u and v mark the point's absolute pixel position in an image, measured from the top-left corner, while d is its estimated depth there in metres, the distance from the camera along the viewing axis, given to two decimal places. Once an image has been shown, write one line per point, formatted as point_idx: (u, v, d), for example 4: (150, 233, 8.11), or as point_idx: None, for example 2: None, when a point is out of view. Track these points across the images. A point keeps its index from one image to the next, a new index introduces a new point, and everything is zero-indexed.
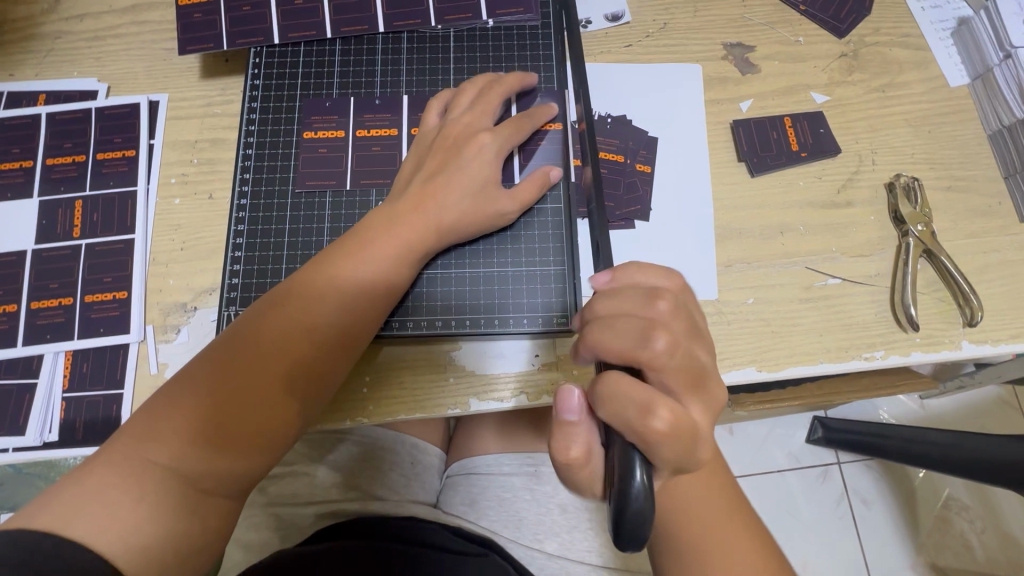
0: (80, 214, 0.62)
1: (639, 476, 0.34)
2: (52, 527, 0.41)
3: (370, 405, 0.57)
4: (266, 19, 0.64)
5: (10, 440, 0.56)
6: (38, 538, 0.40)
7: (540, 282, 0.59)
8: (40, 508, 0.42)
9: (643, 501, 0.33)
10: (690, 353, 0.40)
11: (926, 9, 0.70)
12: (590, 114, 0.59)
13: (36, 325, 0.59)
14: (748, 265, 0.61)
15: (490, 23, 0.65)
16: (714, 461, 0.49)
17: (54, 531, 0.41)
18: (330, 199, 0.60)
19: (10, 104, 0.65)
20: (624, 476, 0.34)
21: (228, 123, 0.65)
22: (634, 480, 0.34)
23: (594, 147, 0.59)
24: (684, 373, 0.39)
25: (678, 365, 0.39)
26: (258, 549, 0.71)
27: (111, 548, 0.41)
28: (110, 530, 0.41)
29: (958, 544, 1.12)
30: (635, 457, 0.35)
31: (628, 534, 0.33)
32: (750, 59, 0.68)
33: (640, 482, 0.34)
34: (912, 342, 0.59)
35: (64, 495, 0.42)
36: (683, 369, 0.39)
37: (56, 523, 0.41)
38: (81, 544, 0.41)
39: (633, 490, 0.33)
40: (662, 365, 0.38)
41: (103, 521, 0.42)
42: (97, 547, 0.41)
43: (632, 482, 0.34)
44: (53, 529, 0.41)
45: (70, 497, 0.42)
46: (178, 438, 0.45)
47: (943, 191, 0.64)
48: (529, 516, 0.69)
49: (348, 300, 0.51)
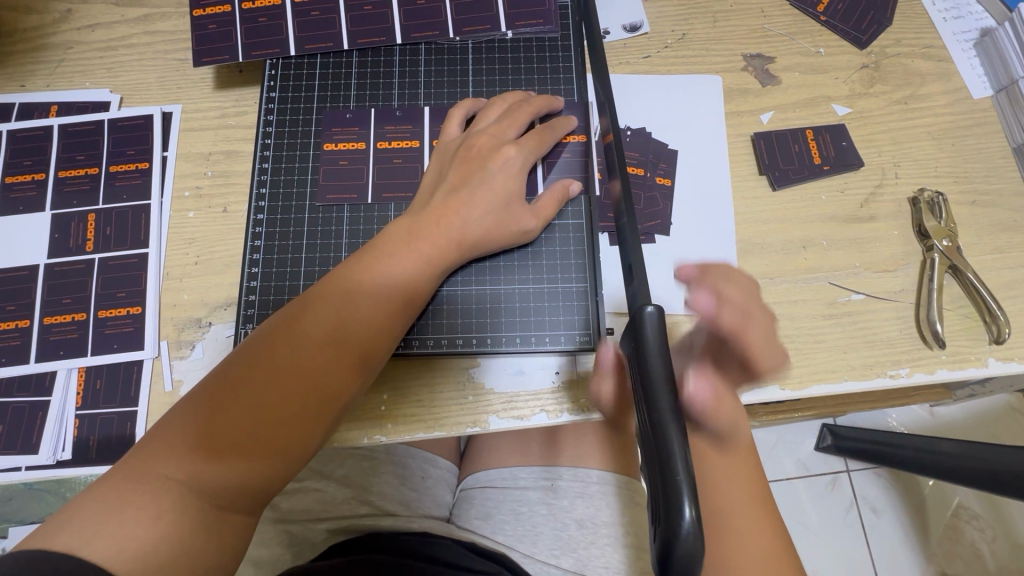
0: (93, 228, 0.61)
1: (689, 512, 0.29)
2: (69, 548, 0.39)
3: (389, 423, 0.56)
4: (282, 30, 0.63)
5: (23, 458, 0.55)
6: (56, 559, 0.39)
7: (561, 299, 0.58)
8: (58, 527, 0.41)
9: (694, 540, 0.29)
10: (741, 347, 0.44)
11: (948, 20, 0.70)
12: (616, 123, 0.46)
13: (49, 341, 0.58)
14: (770, 280, 0.60)
15: (509, 35, 0.64)
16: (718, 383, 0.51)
17: (71, 552, 0.39)
18: (348, 214, 0.59)
19: (22, 115, 0.65)
20: (673, 512, 0.29)
21: (243, 135, 0.64)
22: (683, 516, 0.29)
23: (623, 160, 0.46)
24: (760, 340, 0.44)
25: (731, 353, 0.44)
26: (269, 566, 0.70)
27: (130, 570, 0.40)
28: (128, 550, 0.40)
29: (971, 555, 1.11)
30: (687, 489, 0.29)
31: (680, 571, 0.29)
32: (770, 70, 0.67)
33: (691, 518, 0.29)
34: (937, 359, 0.58)
35: (82, 514, 0.41)
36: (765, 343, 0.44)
37: (76, 544, 0.40)
38: (99, 567, 0.39)
39: (682, 529, 0.29)
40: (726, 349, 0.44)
41: (124, 541, 0.41)
42: (114, 570, 0.39)
43: (683, 522, 0.29)
44: (72, 550, 0.39)
45: (88, 516, 0.41)
46: (196, 455, 0.44)
47: (967, 206, 0.63)
48: (546, 531, 0.68)
49: (366, 315, 0.50)
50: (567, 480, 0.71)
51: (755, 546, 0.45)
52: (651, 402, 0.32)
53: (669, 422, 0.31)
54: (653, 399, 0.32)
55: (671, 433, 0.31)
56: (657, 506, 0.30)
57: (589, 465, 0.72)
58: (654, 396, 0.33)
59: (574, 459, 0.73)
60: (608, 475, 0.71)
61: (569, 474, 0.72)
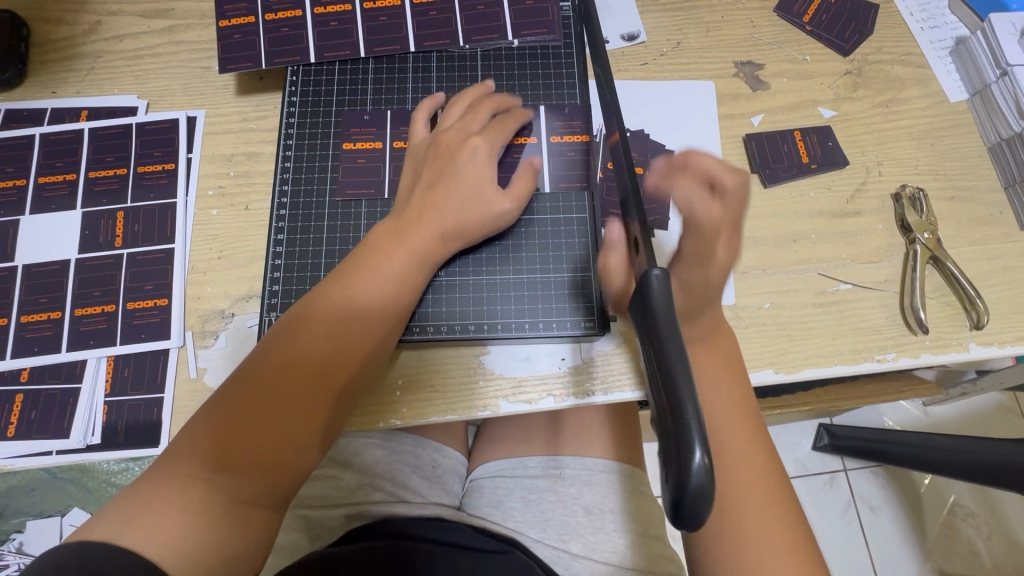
0: (122, 225, 0.64)
1: (699, 455, 0.30)
2: (107, 540, 0.42)
3: (404, 407, 0.59)
4: (302, 39, 0.67)
5: (54, 443, 0.58)
6: (96, 547, 0.42)
7: (566, 288, 0.61)
8: (96, 520, 0.44)
9: (704, 479, 0.30)
10: (728, 259, 0.48)
11: (925, 29, 0.74)
12: (623, 123, 0.46)
13: (79, 332, 0.61)
14: (763, 272, 0.64)
15: (516, 43, 0.68)
16: (738, 388, 0.52)
17: (110, 541, 0.42)
18: (366, 209, 0.63)
19: (54, 120, 0.68)
20: (685, 452, 0.30)
21: (264, 137, 0.68)
22: (693, 458, 0.30)
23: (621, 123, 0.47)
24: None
25: (726, 204, 0.47)
26: (287, 551, 0.72)
27: (162, 557, 0.43)
28: (160, 539, 0.43)
29: (966, 551, 1.13)
30: (698, 433, 0.31)
31: (687, 514, 0.30)
32: (760, 76, 0.72)
33: (702, 461, 0.30)
34: (921, 344, 0.62)
35: (117, 512, 0.44)
36: (717, 268, 0.48)
37: (113, 534, 0.43)
38: (135, 553, 0.42)
39: (693, 470, 0.30)
40: (713, 203, 0.47)
41: (155, 531, 0.43)
42: (149, 556, 0.42)
43: (694, 468, 0.30)
44: (109, 540, 0.42)
45: (121, 512, 0.44)
46: (213, 448, 0.47)
47: (947, 201, 0.67)
48: (555, 517, 0.71)
49: (357, 305, 0.53)
50: (573, 469, 0.74)
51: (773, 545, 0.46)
52: (660, 350, 0.34)
53: (680, 371, 0.33)
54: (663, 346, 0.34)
55: (680, 383, 0.32)
56: (666, 450, 0.32)
57: (594, 453, 0.75)
58: (664, 343, 0.34)
59: (579, 448, 0.76)
60: (612, 463, 0.74)
61: (575, 464, 0.74)
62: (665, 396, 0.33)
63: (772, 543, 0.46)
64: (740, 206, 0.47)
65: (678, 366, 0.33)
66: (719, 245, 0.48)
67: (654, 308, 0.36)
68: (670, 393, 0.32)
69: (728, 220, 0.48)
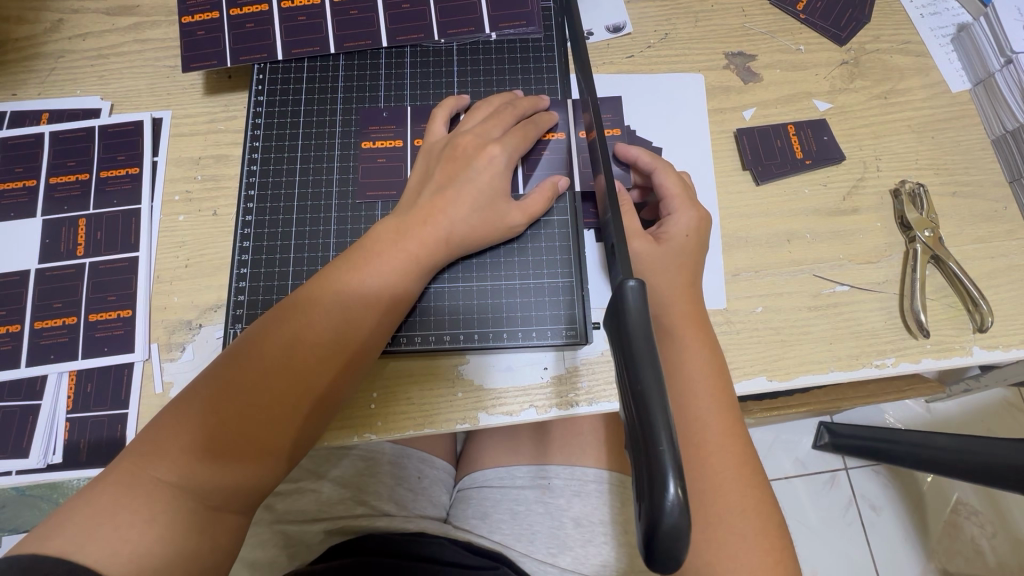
0: (84, 233, 0.62)
1: (673, 489, 0.28)
2: (63, 553, 0.39)
3: (378, 422, 0.56)
4: (269, 35, 0.64)
5: (14, 462, 0.56)
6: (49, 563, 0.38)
7: (547, 295, 0.58)
8: (51, 531, 0.40)
9: (679, 515, 0.28)
10: (695, 230, 0.56)
11: (925, 16, 0.71)
12: (600, 120, 0.43)
13: (40, 345, 0.58)
14: (756, 274, 0.61)
15: (494, 36, 0.65)
16: (729, 400, 0.50)
17: (65, 557, 0.38)
18: (336, 214, 0.60)
19: (13, 123, 0.65)
20: (658, 482, 0.28)
21: (233, 139, 0.65)
22: (666, 492, 0.28)
23: (600, 110, 0.45)
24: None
25: (676, 183, 0.58)
26: (265, 568, 0.70)
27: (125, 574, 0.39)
28: (122, 554, 0.40)
29: (971, 551, 1.10)
30: (671, 464, 0.28)
31: (661, 552, 0.28)
32: (752, 68, 0.68)
33: (675, 495, 0.28)
34: (922, 348, 0.59)
35: (75, 517, 0.40)
36: (691, 245, 0.56)
37: (69, 548, 0.39)
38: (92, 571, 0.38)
39: (666, 505, 0.28)
40: (666, 184, 0.57)
41: (117, 546, 0.40)
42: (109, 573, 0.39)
43: (666, 503, 0.28)
44: (65, 555, 0.38)
45: (82, 520, 0.40)
46: (186, 455, 0.43)
47: (948, 197, 0.64)
48: (543, 530, 0.68)
49: (356, 316, 0.50)
50: (562, 479, 0.71)
51: (754, 559, 0.45)
52: (632, 368, 0.32)
53: (653, 393, 0.30)
54: (635, 364, 0.32)
55: (652, 406, 0.30)
56: (640, 481, 0.29)
57: (585, 463, 0.72)
58: (637, 361, 0.32)
59: (567, 457, 0.73)
60: (603, 473, 0.71)
61: (564, 474, 0.71)
62: (638, 422, 0.30)
63: (751, 561, 0.45)
64: (682, 179, 0.59)
65: (652, 387, 0.31)
66: (673, 219, 0.56)
67: (628, 322, 0.34)
68: (643, 418, 0.30)
69: (684, 194, 0.57)
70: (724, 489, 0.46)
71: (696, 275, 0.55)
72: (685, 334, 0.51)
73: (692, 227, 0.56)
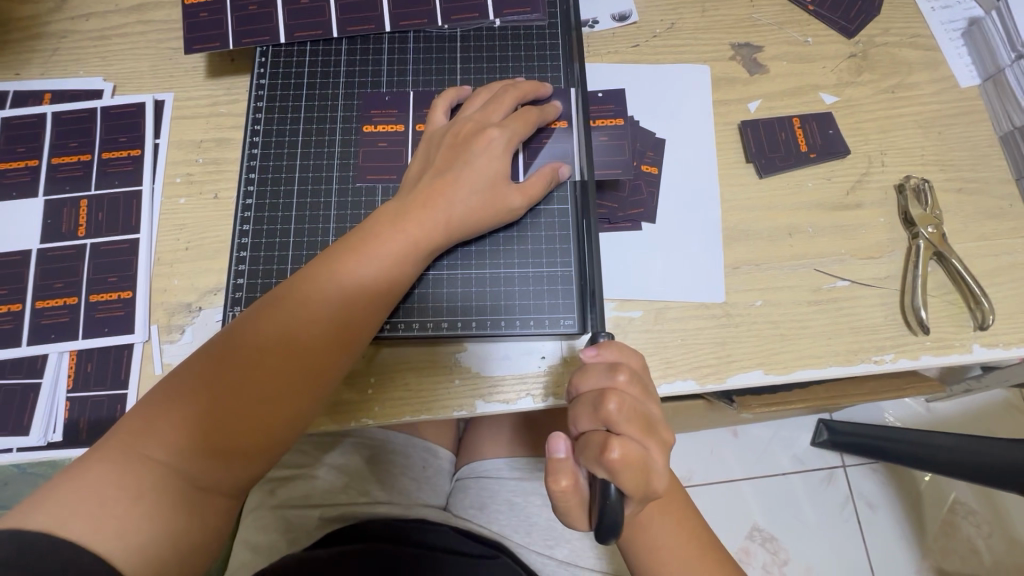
0: (85, 214, 0.62)
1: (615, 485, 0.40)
2: (46, 528, 0.39)
3: (376, 407, 0.57)
4: (272, 18, 0.64)
5: (14, 440, 0.56)
6: (32, 538, 0.38)
7: (546, 284, 0.58)
8: (34, 506, 0.40)
9: (616, 504, 0.39)
10: (642, 409, 0.43)
11: (936, 10, 0.70)
12: None
13: (41, 325, 0.59)
14: (756, 267, 0.61)
15: (497, 23, 0.65)
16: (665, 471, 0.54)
17: (48, 531, 0.39)
18: (337, 198, 0.60)
19: (16, 103, 0.65)
20: (601, 491, 0.40)
21: (234, 123, 0.65)
22: (608, 488, 0.40)
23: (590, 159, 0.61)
24: (635, 424, 0.42)
25: (631, 420, 0.42)
26: (267, 551, 0.71)
27: (108, 549, 0.40)
28: (106, 530, 0.40)
29: (965, 550, 1.11)
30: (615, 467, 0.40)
31: (608, 527, 0.39)
32: (758, 59, 0.68)
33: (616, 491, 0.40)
34: (922, 345, 0.58)
35: (58, 494, 0.41)
36: (638, 420, 0.42)
37: (52, 523, 0.39)
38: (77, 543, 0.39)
39: (609, 496, 0.40)
40: (620, 422, 0.42)
41: (100, 521, 0.40)
42: (93, 548, 0.39)
43: (609, 493, 0.40)
44: (48, 529, 0.39)
45: (65, 496, 0.41)
46: (180, 434, 0.44)
47: (954, 193, 0.63)
48: (541, 522, 0.69)
49: (351, 298, 0.50)
50: None
51: None
52: None
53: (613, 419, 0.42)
54: None
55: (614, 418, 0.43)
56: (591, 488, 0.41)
57: None
58: None
59: None
60: None
61: None
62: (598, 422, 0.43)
63: None
64: (644, 381, 0.45)
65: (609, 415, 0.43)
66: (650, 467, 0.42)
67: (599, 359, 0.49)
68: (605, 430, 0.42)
69: (641, 436, 0.42)
70: (665, 543, 0.53)
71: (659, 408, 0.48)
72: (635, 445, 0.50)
73: (644, 449, 0.42)
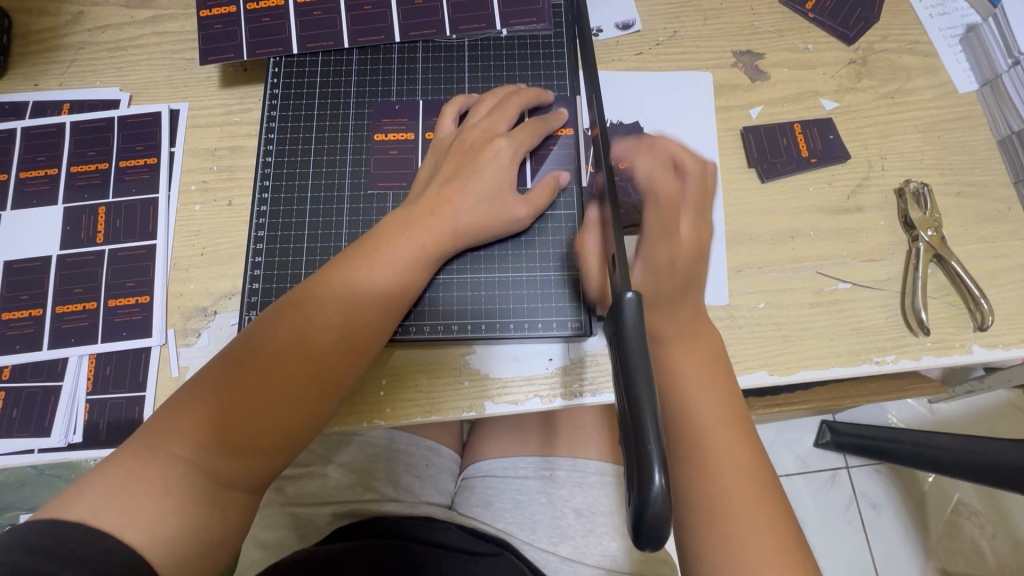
0: (103, 220, 0.64)
1: (658, 478, 0.31)
2: (81, 519, 0.41)
3: (388, 407, 0.58)
4: (285, 29, 0.65)
5: (35, 441, 0.58)
6: (69, 529, 0.40)
7: (553, 288, 0.60)
8: (70, 499, 0.42)
9: (664, 506, 0.31)
10: None
11: (934, 16, 0.71)
12: (603, 116, 0.45)
13: (61, 329, 0.60)
14: (759, 269, 0.62)
15: (504, 33, 0.66)
16: (732, 400, 0.51)
17: (83, 523, 0.40)
18: (348, 205, 0.61)
19: (35, 113, 0.67)
20: (643, 483, 0.31)
21: (248, 131, 0.66)
22: (653, 483, 0.31)
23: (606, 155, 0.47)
24: None
25: None
26: (277, 547, 0.73)
27: (138, 541, 0.41)
28: (137, 523, 0.41)
29: (970, 551, 1.10)
30: (656, 457, 0.31)
31: (648, 533, 0.31)
32: (759, 66, 0.69)
33: (661, 484, 0.31)
34: (922, 346, 0.60)
35: (91, 488, 0.42)
36: None
37: (87, 515, 0.41)
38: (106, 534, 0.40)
39: (653, 494, 0.31)
40: None
41: (131, 514, 0.41)
42: (125, 540, 0.41)
43: (653, 488, 0.31)
44: (84, 521, 0.41)
45: (99, 490, 0.42)
46: (200, 432, 0.45)
47: (953, 196, 0.64)
48: (544, 520, 0.70)
49: (365, 301, 0.51)
50: (565, 470, 0.73)
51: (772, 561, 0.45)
52: (627, 378, 0.34)
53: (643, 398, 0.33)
54: (630, 371, 0.34)
55: (642, 396, 0.33)
56: (630, 473, 0.32)
57: (587, 454, 0.74)
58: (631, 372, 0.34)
59: (571, 449, 0.74)
60: (604, 465, 0.73)
61: (567, 465, 0.73)
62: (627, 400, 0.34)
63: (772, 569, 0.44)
64: None
65: (644, 393, 0.33)
66: None
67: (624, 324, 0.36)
68: (634, 417, 0.33)
69: None
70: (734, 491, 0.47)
71: (692, 292, 0.54)
72: (680, 350, 0.51)
73: None
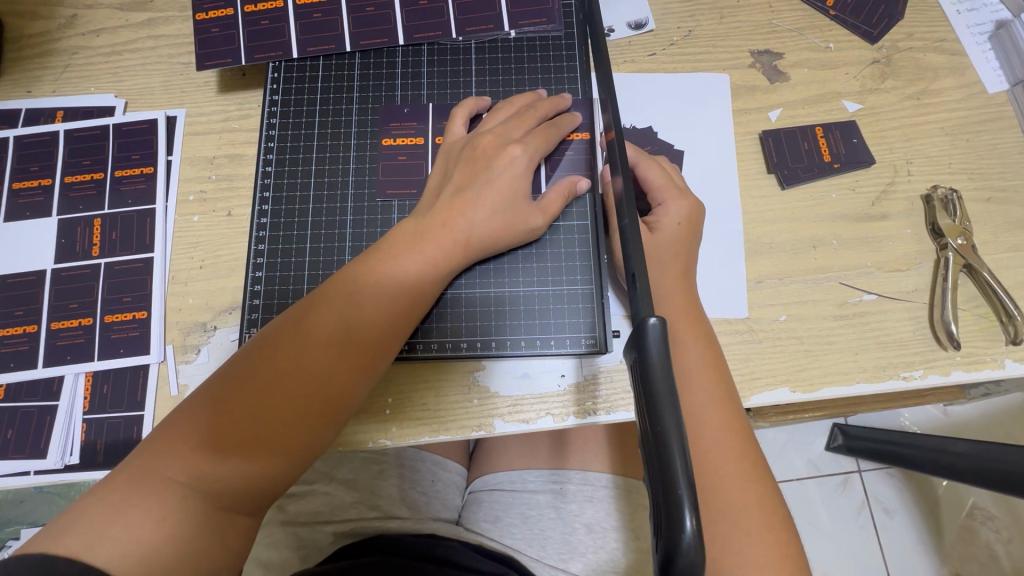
0: (99, 233, 0.61)
1: (690, 523, 0.28)
2: (72, 552, 0.38)
3: (394, 427, 0.56)
4: (284, 32, 0.63)
5: (32, 463, 0.56)
6: (60, 561, 0.38)
7: (566, 302, 0.57)
8: (62, 530, 0.40)
9: (694, 553, 0.28)
10: None
11: (962, 12, 0.68)
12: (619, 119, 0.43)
13: (56, 346, 0.58)
14: (780, 281, 0.59)
15: (512, 34, 0.64)
16: (728, 392, 0.50)
17: (75, 556, 0.38)
18: (352, 215, 0.59)
19: (28, 121, 0.65)
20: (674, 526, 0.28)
21: (247, 138, 0.64)
22: (683, 527, 0.28)
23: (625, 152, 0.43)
24: None
25: None
26: (275, 570, 0.68)
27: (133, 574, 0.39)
28: (132, 554, 0.39)
29: (985, 556, 1.07)
30: (687, 500, 0.29)
31: None
32: (778, 66, 0.66)
33: (691, 528, 0.28)
34: (952, 360, 0.57)
35: (84, 518, 0.40)
36: None
37: (80, 547, 0.39)
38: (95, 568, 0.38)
39: (683, 540, 0.28)
40: None
41: (127, 545, 0.39)
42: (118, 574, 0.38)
43: (684, 531, 0.28)
44: (76, 553, 0.38)
45: (93, 520, 0.40)
46: (198, 455, 0.43)
47: (982, 203, 0.61)
48: (554, 535, 0.68)
49: (370, 315, 0.49)
50: (575, 484, 0.70)
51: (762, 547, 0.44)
52: (652, 407, 0.31)
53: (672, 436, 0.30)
54: (655, 404, 0.31)
55: (669, 430, 0.30)
56: (658, 515, 0.30)
57: (598, 468, 0.71)
58: (657, 401, 0.31)
59: (582, 462, 0.72)
60: (615, 479, 0.70)
61: (576, 478, 0.70)
62: (652, 431, 0.31)
63: (759, 557, 0.44)
64: None
65: (671, 426, 0.30)
66: None
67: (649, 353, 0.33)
68: (661, 450, 0.30)
69: None
70: (728, 474, 0.46)
71: (689, 268, 0.55)
72: (680, 328, 0.51)
73: None
